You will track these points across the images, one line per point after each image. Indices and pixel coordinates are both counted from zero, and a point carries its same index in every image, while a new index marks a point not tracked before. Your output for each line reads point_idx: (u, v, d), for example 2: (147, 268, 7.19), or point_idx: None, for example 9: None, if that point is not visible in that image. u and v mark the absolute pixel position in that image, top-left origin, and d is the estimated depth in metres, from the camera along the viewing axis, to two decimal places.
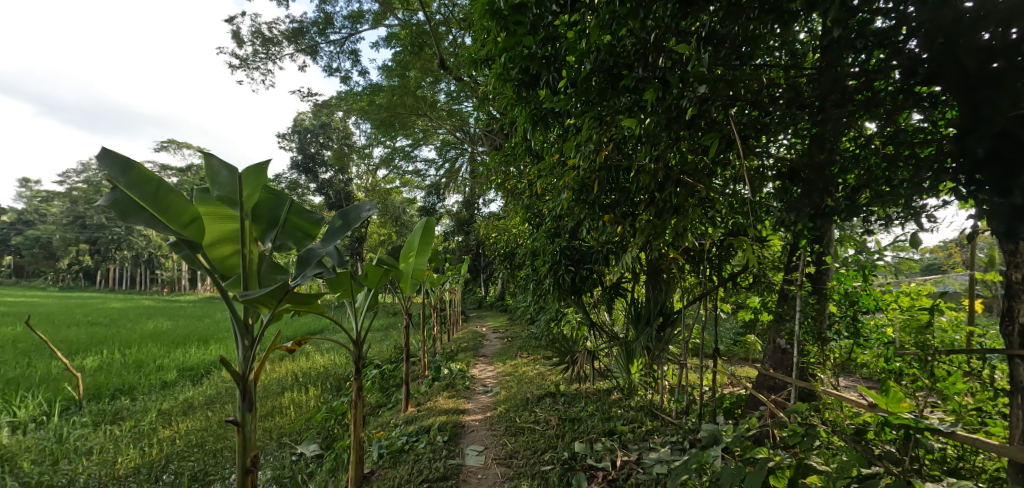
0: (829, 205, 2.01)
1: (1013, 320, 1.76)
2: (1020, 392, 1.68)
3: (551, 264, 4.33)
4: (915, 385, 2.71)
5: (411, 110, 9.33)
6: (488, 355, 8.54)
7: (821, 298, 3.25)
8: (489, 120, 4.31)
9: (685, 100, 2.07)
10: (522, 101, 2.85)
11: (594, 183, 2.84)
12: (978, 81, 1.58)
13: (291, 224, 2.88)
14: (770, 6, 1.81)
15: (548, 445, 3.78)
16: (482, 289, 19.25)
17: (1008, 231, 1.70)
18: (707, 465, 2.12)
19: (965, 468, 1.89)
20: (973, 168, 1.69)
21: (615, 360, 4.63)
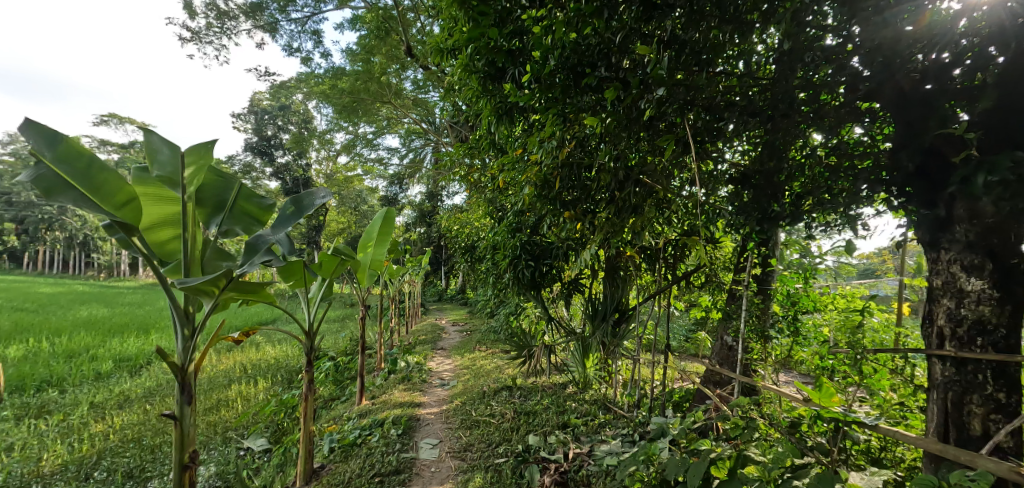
0: (775, 210, 2.09)
1: (931, 323, 1.90)
2: (935, 389, 1.83)
3: (511, 259, 4.34)
4: (845, 381, 2.90)
5: (375, 96, 9.12)
6: (446, 348, 8.51)
7: (766, 298, 3.38)
8: (455, 111, 4.26)
9: (644, 102, 2.12)
10: (487, 94, 2.83)
11: (556, 180, 2.88)
12: (911, 100, 1.72)
13: (240, 210, 2.75)
14: (730, 16, 1.88)
15: (502, 438, 3.81)
16: (442, 281, 19.12)
17: (932, 241, 1.84)
18: (654, 457, 2.20)
19: (887, 458, 2.05)
20: (903, 180, 1.81)
21: (571, 354, 4.70)
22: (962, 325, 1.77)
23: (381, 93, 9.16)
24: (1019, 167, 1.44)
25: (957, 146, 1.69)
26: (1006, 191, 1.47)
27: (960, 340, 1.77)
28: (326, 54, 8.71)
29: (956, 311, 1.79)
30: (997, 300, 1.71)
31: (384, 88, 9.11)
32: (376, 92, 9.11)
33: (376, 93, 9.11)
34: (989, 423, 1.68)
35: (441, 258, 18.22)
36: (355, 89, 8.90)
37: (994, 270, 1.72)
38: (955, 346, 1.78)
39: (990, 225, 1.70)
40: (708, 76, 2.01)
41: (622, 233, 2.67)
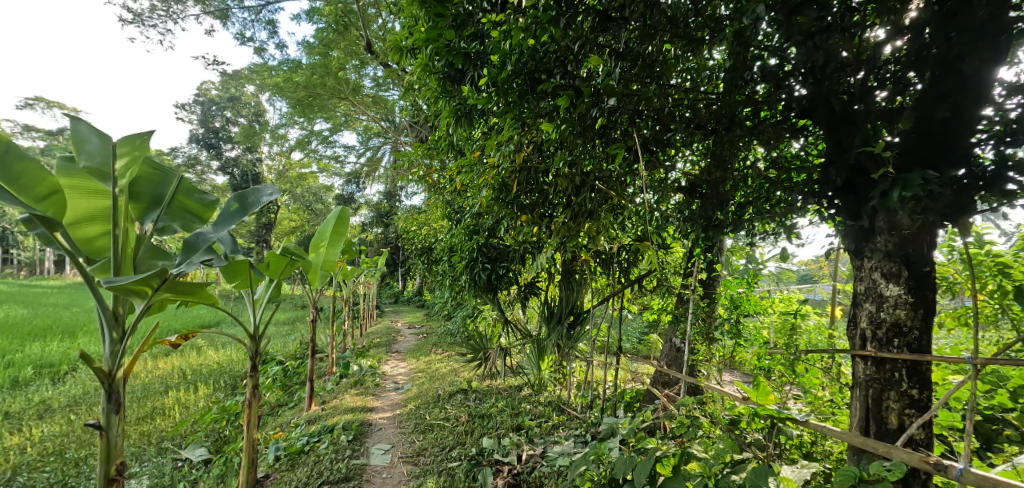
0: (719, 218, 2.27)
1: (856, 325, 2.02)
2: (858, 386, 1.94)
3: (468, 261, 4.32)
4: (781, 380, 3.07)
5: (332, 92, 8.86)
6: (401, 351, 8.36)
7: (711, 301, 3.46)
8: (414, 111, 4.20)
9: (596, 110, 2.19)
10: (445, 95, 2.82)
11: (514, 183, 2.90)
12: (840, 120, 1.86)
13: (178, 205, 2.60)
14: (681, 33, 1.98)
15: (456, 442, 3.78)
16: (399, 283, 18.79)
17: (856, 249, 1.98)
18: (604, 457, 2.25)
19: (818, 451, 2.18)
20: (832, 193, 1.94)
21: (527, 356, 4.74)
22: (881, 327, 1.91)
23: (339, 89, 8.90)
24: (928, 184, 1.59)
25: (878, 163, 1.83)
26: (918, 206, 1.61)
27: (879, 340, 1.91)
28: (281, 45, 8.38)
29: (876, 314, 1.93)
30: (910, 305, 1.87)
31: (342, 84, 8.85)
32: (333, 87, 8.84)
33: (333, 88, 8.85)
34: (904, 417, 1.83)
35: (397, 259, 17.91)
36: (312, 84, 8.61)
37: (909, 277, 1.87)
38: (876, 346, 1.92)
39: (906, 235, 1.85)
40: (658, 88, 2.09)
41: (578, 238, 2.74)
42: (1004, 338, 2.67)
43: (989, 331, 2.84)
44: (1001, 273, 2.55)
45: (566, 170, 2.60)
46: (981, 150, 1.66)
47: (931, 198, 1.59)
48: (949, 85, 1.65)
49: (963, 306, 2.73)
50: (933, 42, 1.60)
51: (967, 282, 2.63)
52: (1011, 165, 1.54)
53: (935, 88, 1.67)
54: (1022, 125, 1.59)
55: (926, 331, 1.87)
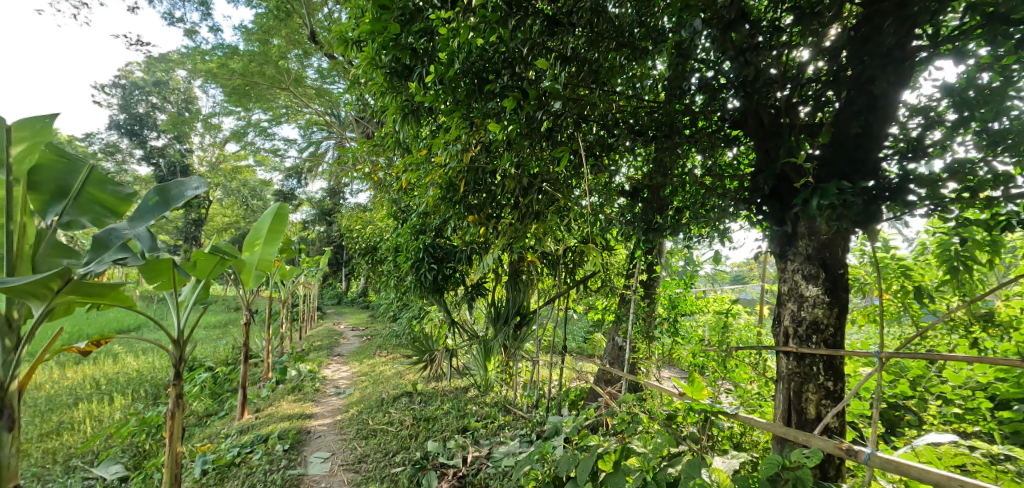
0: (658, 222, 2.39)
1: (780, 323, 2.17)
2: (782, 380, 2.09)
3: (414, 261, 4.23)
4: (714, 376, 3.25)
5: (271, 81, 8.43)
6: (343, 354, 8.09)
7: (652, 301, 3.60)
8: (360, 105, 4.07)
9: (541, 114, 2.21)
10: (392, 90, 2.72)
11: (461, 184, 2.88)
12: (768, 131, 2.00)
13: (87, 198, 2.40)
14: (625, 41, 2.00)
15: (400, 446, 3.70)
16: (342, 283, 18.17)
17: (781, 253, 2.13)
18: (548, 455, 2.28)
19: (746, 441, 2.32)
20: (761, 199, 2.09)
21: (473, 358, 4.72)
22: (802, 325, 2.05)
23: (279, 78, 8.48)
24: (843, 194, 1.72)
25: (801, 173, 1.98)
26: (834, 214, 1.75)
27: (799, 337, 2.05)
28: (215, 29, 7.88)
29: (798, 313, 2.07)
30: (827, 304, 2.02)
31: (283, 74, 8.43)
32: (274, 77, 8.41)
33: (273, 78, 8.41)
34: (821, 408, 1.98)
35: (341, 259, 17.31)
36: (249, 72, 8.14)
37: (826, 278, 2.02)
38: (797, 343, 2.06)
39: (823, 240, 2.01)
40: (602, 94, 2.14)
41: (524, 239, 2.76)
42: (906, 334, 2.96)
43: (895, 327, 3.13)
44: (904, 275, 2.83)
45: (513, 171, 2.60)
46: (888, 164, 1.83)
47: (844, 206, 1.73)
48: (862, 104, 1.83)
49: (872, 304, 3.00)
50: (849, 64, 1.77)
51: (876, 283, 2.89)
52: (912, 179, 1.70)
53: (851, 106, 1.85)
54: (921, 142, 1.76)
55: (840, 328, 2.03)
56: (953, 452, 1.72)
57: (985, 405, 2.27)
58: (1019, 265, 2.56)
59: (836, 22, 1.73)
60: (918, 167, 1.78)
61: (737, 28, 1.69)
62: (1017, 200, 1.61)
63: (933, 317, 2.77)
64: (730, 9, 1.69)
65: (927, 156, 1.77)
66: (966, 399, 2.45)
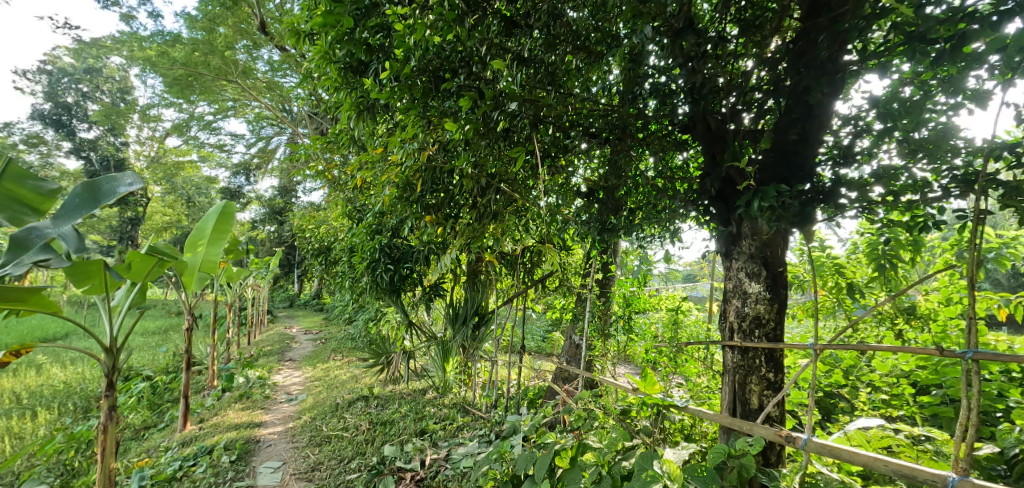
0: (612, 223, 2.46)
1: (725, 318, 2.27)
2: (728, 372, 2.18)
3: (369, 262, 4.13)
4: (666, 370, 3.37)
5: (217, 72, 8.00)
6: (296, 359, 7.80)
7: (607, 300, 3.68)
8: (312, 101, 3.93)
9: (497, 114, 2.22)
10: (346, 86, 2.63)
11: (418, 183, 2.84)
12: (715, 136, 2.09)
13: (4, 193, 2.23)
14: (581, 45, 2.06)
15: (355, 452, 3.60)
16: (294, 286, 17.54)
17: (726, 251, 2.24)
18: (506, 455, 2.29)
19: (696, 432, 2.42)
20: (708, 201, 2.18)
21: (431, 359, 4.66)
22: (745, 320, 2.15)
23: (225, 70, 8.05)
24: (782, 197, 1.81)
25: (744, 176, 2.07)
26: (773, 215, 1.83)
27: (743, 332, 2.15)
28: (154, 14, 7.41)
29: (742, 309, 2.17)
30: (768, 300, 2.13)
31: (229, 65, 8.01)
32: (219, 68, 7.98)
33: (218, 69, 7.97)
34: (763, 398, 2.08)
35: (293, 260, 16.70)
36: (192, 62, 7.68)
37: (767, 276, 2.13)
38: (741, 337, 2.15)
39: (765, 240, 2.12)
40: (559, 96, 2.17)
41: (482, 239, 2.77)
42: (840, 327, 3.16)
43: (830, 320, 3.34)
44: (838, 272, 3.02)
45: (471, 171, 2.59)
46: (822, 169, 1.96)
47: (783, 208, 1.82)
48: (799, 112, 1.94)
49: (809, 300, 3.20)
50: (787, 74, 1.87)
51: (813, 280, 3.08)
52: (844, 183, 1.83)
53: (789, 113, 1.96)
54: (850, 149, 1.90)
55: (780, 322, 2.15)
56: (880, 435, 1.83)
57: (908, 391, 2.45)
58: (937, 262, 2.79)
59: (775, 35, 1.83)
60: (849, 172, 1.91)
61: (685, 37, 1.75)
62: (933, 204, 1.76)
63: (863, 311, 2.98)
64: (679, 18, 1.75)
65: (857, 163, 1.91)
66: (891, 385, 2.64)
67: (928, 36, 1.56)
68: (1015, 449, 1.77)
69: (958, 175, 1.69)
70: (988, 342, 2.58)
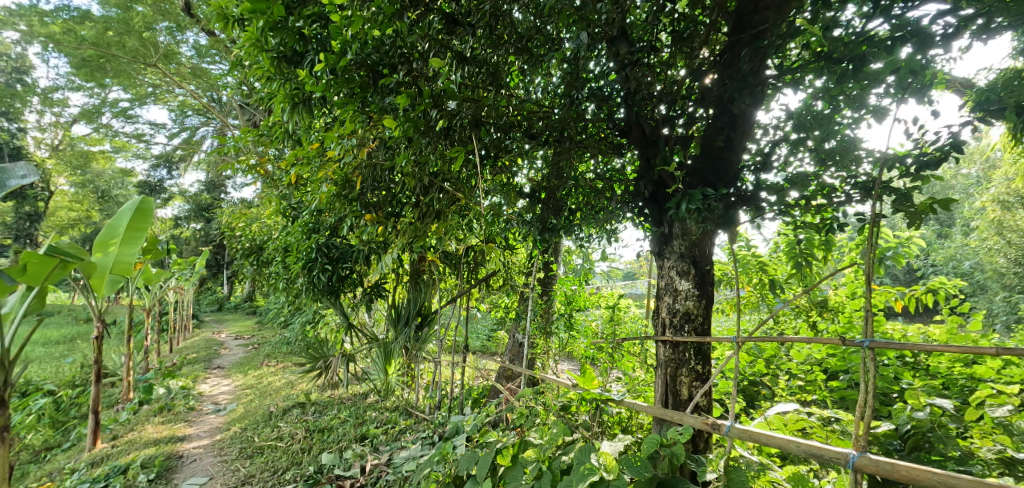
0: (553, 223, 2.54)
1: (658, 314, 2.37)
2: (661, 365, 2.28)
3: (305, 263, 3.91)
4: (605, 366, 3.49)
5: (135, 55, 7.38)
6: (225, 366, 7.33)
7: (549, 298, 3.76)
8: (242, 91, 3.69)
9: (437, 113, 2.19)
10: (279, 76, 2.44)
11: (357, 180, 2.76)
12: (648, 140, 2.18)
13: None
14: (522, 47, 2.09)
15: (291, 462, 3.44)
16: (224, 288, 16.51)
17: (659, 251, 2.34)
18: (448, 456, 2.29)
19: (632, 424, 2.52)
20: (642, 202, 2.28)
21: (373, 361, 4.52)
22: (676, 315, 2.26)
23: (143, 52, 7.41)
24: (707, 200, 1.91)
25: (674, 179, 2.18)
26: (700, 217, 1.93)
27: (674, 327, 2.25)
28: None
29: (673, 305, 2.27)
30: (697, 297, 2.24)
31: (148, 47, 7.37)
32: (136, 50, 7.30)
33: (135, 51, 7.29)
34: (692, 388, 2.20)
35: (222, 260, 15.69)
36: (103, 42, 6.97)
37: (696, 274, 2.25)
38: (672, 332, 2.26)
39: (694, 240, 2.23)
40: (500, 96, 2.19)
41: (424, 239, 2.75)
42: (764, 319, 3.39)
43: (754, 314, 3.59)
44: (762, 270, 3.26)
45: (412, 169, 2.55)
46: (745, 174, 2.11)
47: (708, 211, 1.92)
48: (725, 121, 2.08)
49: (736, 295, 3.42)
50: (714, 84, 1.99)
51: (739, 277, 3.29)
52: (764, 187, 1.96)
53: (717, 121, 2.08)
54: (769, 155, 2.06)
55: (707, 317, 2.27)
56: (796, 418, 2.00)
57: (819, 377, 2.68)
58: (845, 260, 3.07)
59: (703, 47, 1.95)
60: (767, 178, 2.07)
61: (619, 43, 1.82)
62: (839, 208, 1.93)
63: (783, 305, 3.23)
64: (612, 26, 1.82)
65: (774, 169, 2.07)
66: (806, 373, 2.86)
67: (833, 55, 1.72)
68: (908, 424, 1.98)
69: (860, 182, 1.87)
70: (886, 331, 2.88)
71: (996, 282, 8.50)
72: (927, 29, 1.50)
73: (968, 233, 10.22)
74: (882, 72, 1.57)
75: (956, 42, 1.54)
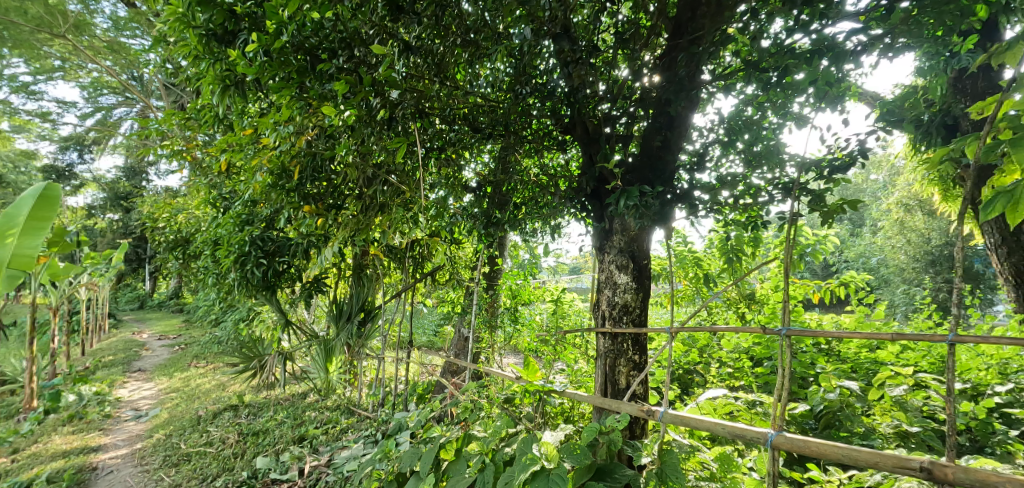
0: (497, 217, 2.56)
1: (599, 306, 2.43)
2: (601, 355, 2.36)
3: (237, 257, 3.66)
4: (549, 358, 3.57)
5: (38, 22, 6.63)
6: (147, 369, 6.80)
7: (495, 292, 3.78)
8: (166, 69, 3.40)
9: (378, 102, 2.13)
10: (207, 56, 2.26)
11: (295, 170, 2.64)
12: (591, 138, 2.25)
13: None
14: (468, 40, 2.07)
15: (221, 469, 3.25)
16: (146, 285, 15.29)
17: (600, 245, 2.41)
18: (391, 454, 2.25)
19: (574, 413, 2.59)
20: (584, 198, 2.35)
21: (313, 359, 4.33)
22: (615, 308, 2.33)
23: (49, 21, 6.68)
24: (644, 197, 1.98)
25: (614, 176, 2.24)
26: (637, 213, 2.00)
27: (613, 318, 2.32)
28: None
29: (612, 298, 2.34)
30: (635, 290, 2.32)
31: (55, 15, 6.63)
32: (40, 18, 6.59)
33: (38, 19, 6.60)
34: (630, 377, 2.29)
35: (143, 254, 14.49)
36: (0, 5, 6.21)
37: (634, 268, 2.33)
38: (611, 323, 2.33)
39: (632, 235, 2.31)
40: (444, 87, 2.16)
41: (367, 232, 2.68)
42: (699, 311, 3.58)
43: (689, 306, 3.79)
44: (697, 265, 3.45)
45: (354, 159, 2.46)
46: (681, 173, 2.20)
47: (645, 207, 2.00)
48: (663, 122, 2.16)
49: (673, 289, 3.60)
50: (653, 86, 2.06)
51: (677, 271, 3.46)
52: (697, 186, 2.07)
53: (656, 121, 2.17)
54: (703, 155, 2.17)
55: (644, 309, 2.36)
56: (724, 403, 2.13)
57: (747, 364, 2.87)
58: (771, 256, 3.31)
59: (644, 49, 2.01)
60: (701, 177, 2.18)
61: (562, 41, 1.84)
62: (764, 206, 2.06)
63: (716, 297, 3.43)
64: (556, 23, 1.83)
65: (707, 169, 2.18)
66: (734, 360, 3.06)
67: (761, 64, 1.83)
68: (821, 405, 2.17)
69: (782, 183, 2.01)
70: (804, 320, 3.13)
71: (897, 276, 9.40)
72: (840, 45, 1.63)
73: (875, 232, 11.29)
74: (801, 84, 1.69)
75: (865, 58, 1.68)
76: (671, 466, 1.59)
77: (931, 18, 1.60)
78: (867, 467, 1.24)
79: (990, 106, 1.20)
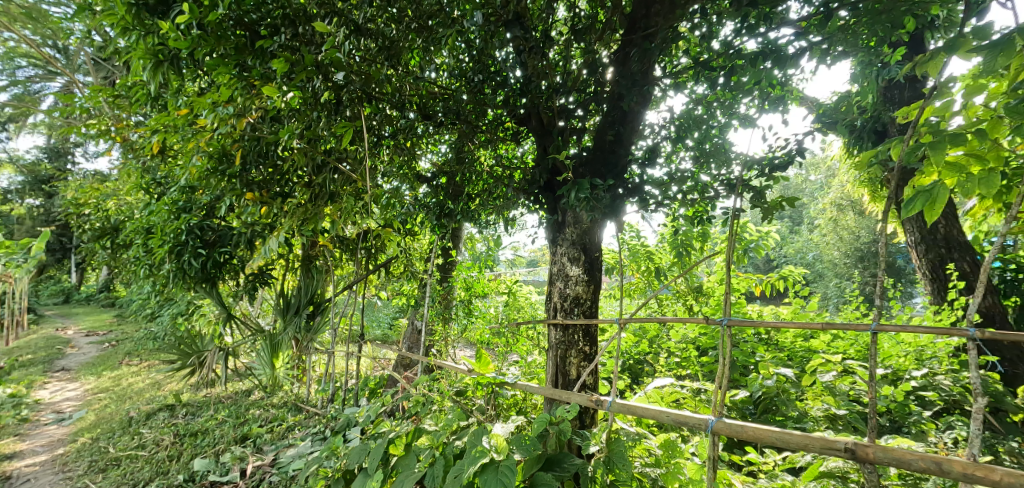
0: (450, 208, 2.57)
1: (550, 297, 2.44)
2: (552, 345, 2.37)
3: (172, 247, 3.44)
4: (503, 350, 3.57)
5: None
6: (71, 368, 6.28)
7: (449, 284, 3.73)
8: (90, 42, 3.11)
9: (323, 84, 2.03)
10: (136, 28, 2.09)
11: (236, 155, 2.50)
12: (544, 130, 2.25)
13: None
14: (420, 23, 2.01)
15: (154, 472, 3.05)
16: (71, 277, 14.13)
17: (552, 237, 2.42)
18: (338, 451, 2.18)
19: (526, 404, 2.60)
20: (537, 190, 2.35)
21: (257, 355, 4.13)
22: (566, 300, 2.34)
23: None
24: (595, 190, 2.00)
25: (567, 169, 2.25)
26: (588, 205, 2.01)
27: (565, 310, 2.34)
28: None
29: (564, 290, 2.35)
30: (586, 282, 2.34)
31: None
32: None
33: None
34: (581, 367, 2.32)
35: (68, 243, 13.37)
36: None
37: (585, 260, 2.35)
38: (563, 315, 2.35)
39: (585, 228, 2.33)
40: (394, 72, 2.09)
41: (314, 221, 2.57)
42: (649, 303, 3.68)
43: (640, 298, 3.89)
44: (648, 258, 3.56)
45: (300, 145, 2.34)
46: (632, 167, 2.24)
47: (595, 200, 2.01)
48: (615, 116, 2.19)
49: (625, 282, 3.69)
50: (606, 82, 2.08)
51: (630, 264, 3.55)
52: (647, 181, 2.10)
53: (609, 116, 2.18)
54: (653, 150, 2.21)
55: (595, 301, 2.39)
56: (670, 391, 2.19)
57: (693, 353, 2.98)
58: (717, 250, 3.44)
59: (598, 43, 2.03)
60: (651, 172, 2.22)
61: (514, 28, 1.82)
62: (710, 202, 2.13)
63: (666, 290, 3.54)
64: (507, 10, 1.80)
65: (657, 164, 2.22)
66: (682, 350, 3.16)
67: (709, 64, 1.88)
68: (759, 391, 2.28)
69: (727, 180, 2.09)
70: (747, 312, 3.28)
71: (831, 271, 10.03)
72: (782, 49, 1.70)
73: (812, 229, 12.00)
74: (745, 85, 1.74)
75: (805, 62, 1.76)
76: (617, 454, 1.63)
77: (864, 28, 1.69)
78: (798, 448, 1.31)
79: (914, 111, 1.28)
